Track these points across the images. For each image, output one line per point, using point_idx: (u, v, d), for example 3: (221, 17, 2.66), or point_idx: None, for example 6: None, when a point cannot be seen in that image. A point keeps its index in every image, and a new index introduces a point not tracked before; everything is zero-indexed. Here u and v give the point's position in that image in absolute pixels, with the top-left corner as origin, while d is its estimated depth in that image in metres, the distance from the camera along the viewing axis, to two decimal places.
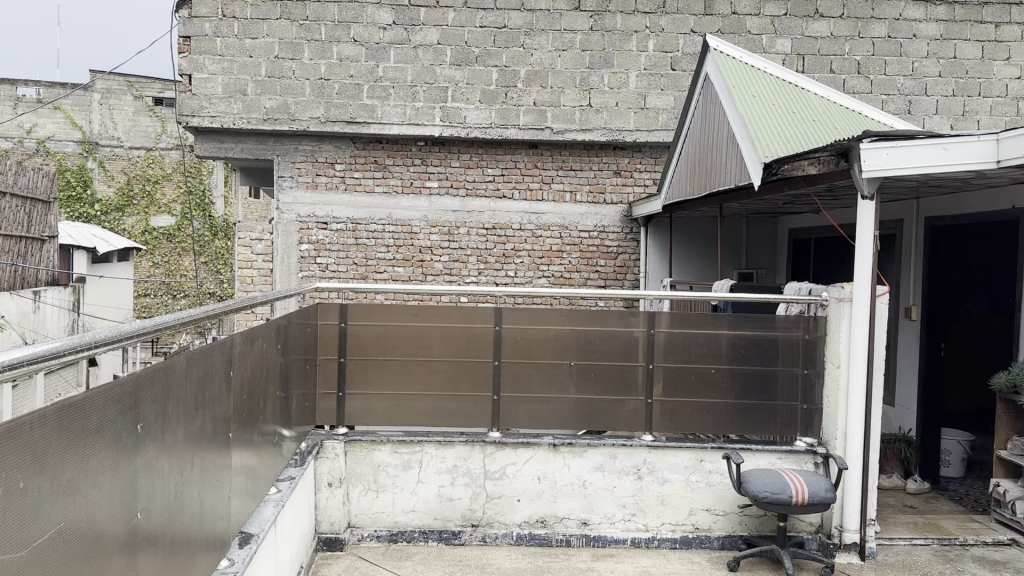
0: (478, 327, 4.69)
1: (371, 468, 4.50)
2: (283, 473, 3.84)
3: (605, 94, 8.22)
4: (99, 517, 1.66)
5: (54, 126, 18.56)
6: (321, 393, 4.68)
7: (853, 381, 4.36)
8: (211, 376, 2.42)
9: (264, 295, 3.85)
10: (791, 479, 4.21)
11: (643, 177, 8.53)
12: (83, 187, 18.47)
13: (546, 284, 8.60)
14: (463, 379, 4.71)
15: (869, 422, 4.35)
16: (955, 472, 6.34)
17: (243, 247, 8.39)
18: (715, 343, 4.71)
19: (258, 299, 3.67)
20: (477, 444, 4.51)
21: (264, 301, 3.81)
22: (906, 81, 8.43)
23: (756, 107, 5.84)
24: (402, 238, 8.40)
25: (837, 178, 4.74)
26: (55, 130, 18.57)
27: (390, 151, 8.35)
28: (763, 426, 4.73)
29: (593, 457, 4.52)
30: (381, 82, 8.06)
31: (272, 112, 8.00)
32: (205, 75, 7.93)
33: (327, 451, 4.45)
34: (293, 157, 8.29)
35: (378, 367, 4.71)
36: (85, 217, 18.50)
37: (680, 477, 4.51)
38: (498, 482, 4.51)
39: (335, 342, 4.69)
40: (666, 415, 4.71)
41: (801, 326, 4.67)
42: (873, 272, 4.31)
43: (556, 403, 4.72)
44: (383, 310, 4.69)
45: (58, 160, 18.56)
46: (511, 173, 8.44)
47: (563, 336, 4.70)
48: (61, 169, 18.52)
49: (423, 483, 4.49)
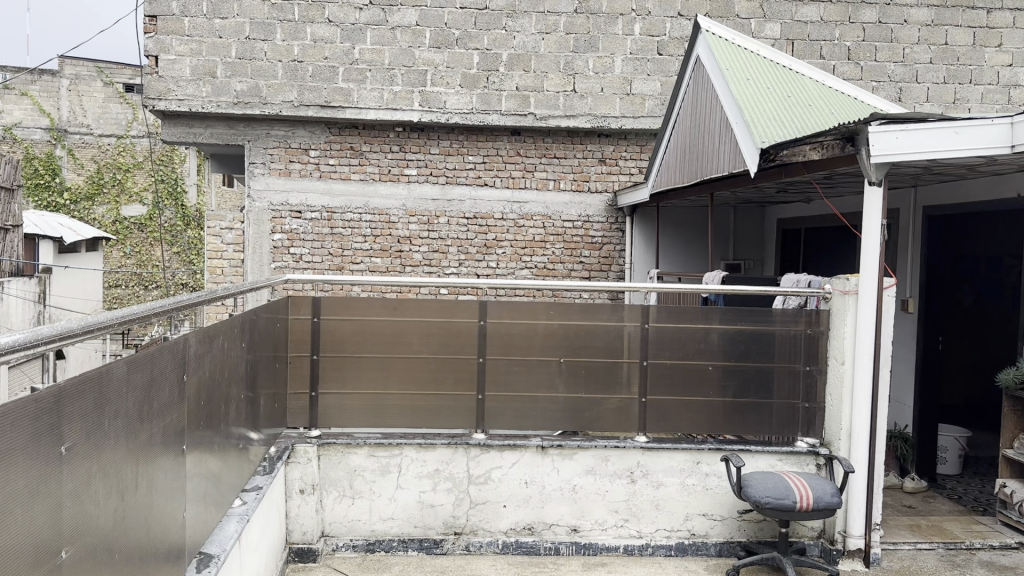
0: (460, 321, 4.40)
1: (346, 473, 4.19)
2: (250, 482, 3.52)
3: (590, 79, 7.94)
4: (13, 560, 1.35)
5: (20, 113, 18.04)
6: (291, 392, 4.36)
7: (858, 379, 4.13)
8: (159, 382, 2.10)
9: (226, 286, 3.51)
10: (794, 482, 3.97)
11: (629, 165, 8.26)
12: (51, 175, 17.92)
13: (529, 275, 8.32)
14: (445, 377, 4.41)
15: (875, 422, 4.13)
16: (952, 468, 6.16)
17: (213, 237, 8.06)
18: (710, 339, 4.44)
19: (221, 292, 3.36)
20: (460, 446, 4.22)
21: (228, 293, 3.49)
22: (898, 68, 8.20)
23: (751, 91, 5.57)
24: (379, 228, 8.08)
25: (840, 164, 4.48)
26: (21, 117, 18.07)
27: (367, 137, 8.01)
28: (761, 426, 4.48)
29: (583, 459, 4.25)
30: (357, 65, 7.72)
31: (244, 96, 7.65)
32: (172, 56, 7.56)
33: (298, 455, 4.12)
34: (265, 143, 7.92)
35: (353, 363, 4.40)
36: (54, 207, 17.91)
37: (675, 480, 4.26)
38: (482, 486, 4.23)
39: (308, 337, 4.37)
40: (660, 414, 4.44)
41: (802, 320, 4.42)
42: (880, 263, 4.08)
43: (543, 402, 4.43)
44: (358, 304, 4.37)
45: (25, 147, 18.04)
46: (492, 161, 8.13)
47: (552, 331, 4.42)
48: (27, 156, 17.99)
49: (403, 488, 4.20)
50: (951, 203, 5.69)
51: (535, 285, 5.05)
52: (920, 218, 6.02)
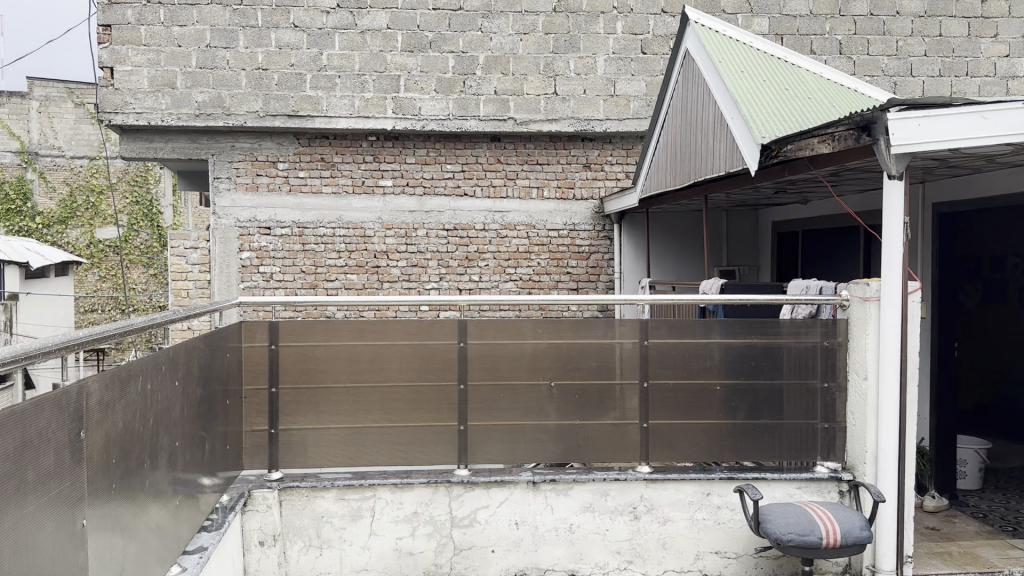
0: (438, 344, 3.89)
1: (313, 520, 3.69)
2: (191, 542, 2.96)
3: (571, 81, 7.53)
4: None
5: None
6: (247, 430, 3.81)
7: (885, 397, 3.70)
8: (34, 449, 1.64)
9: (155, 315, 3.02)
10: (818, 515, 3.52)
11: (615, 170, 7.84)
12: (22, 200, 17.33)
13: (514, 288, 7.84)
14: (419, 408, 3.89)
15: (904, 443, 3.70)
16: (973, 483, 5.77)
17: (177, 257, 7.55)
18: (716, 357, 3.99)
19: (136, 324, 2.81)
20: (442, 485, 3.74)
21: (146, 325, 2.94)
22: (891, 61, 7.83)
23: (747, 84, 5.16)
24: (355, 243, 7.59)
25: (853, 158, 4.03)
26: None
27: (339, 148, 7.55)
28: (777, 451, 4.02)
29: (579, 495, 3.79)
30: (325, 71, 7.27)
31: (206, 107, 7.17)
32: (128, 67, 7.08)
33: (256, 501, 3.62)
34: (230, 156, 7.43)
35: (316, 396, 3.84)
36: (26, 231, 17.27)
37: (683, 515, 3.81)
38: (467, 530, 3.75)
39: (264, 368, 3.82)
40: (663, 442, 3.97)
41: (818, 331, 3.99)
42: (903, 266, 3.66)
43: (533, 431, 3.94)
44: (322, 328, 3.83)
45: None
46: (472, 169, 7.67)
47: (541, 351, 3.94)
48: None
49: (377, 535, 3.71)
50: (963, 199, 5.30)
51: (530, 299, 4.43)
52: (928, 215, 5.65)
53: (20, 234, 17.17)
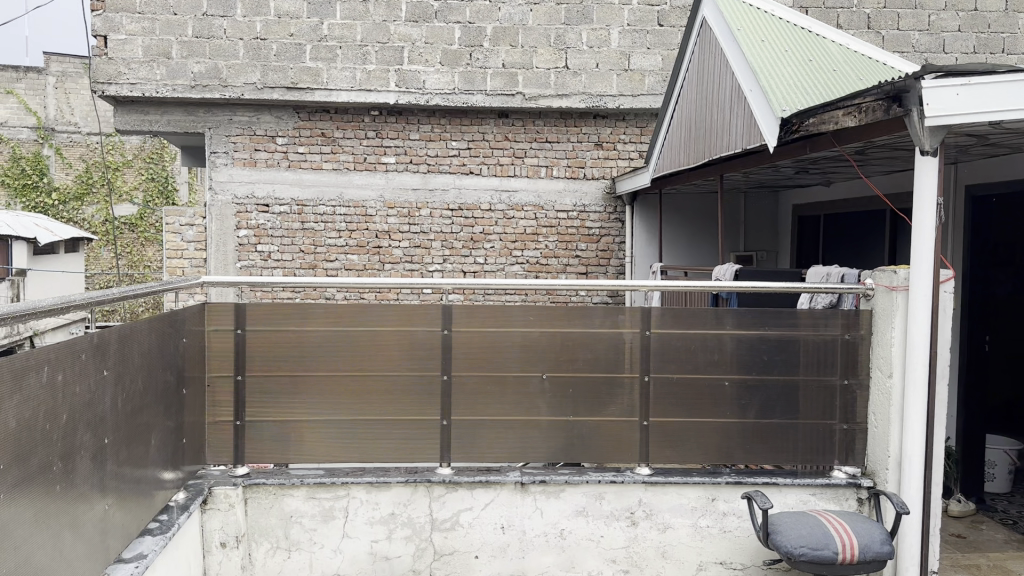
0: (422, 332, 3.58)
1: (281, 520, 3.40)
2: (129, 549, 2.62)
3: (584, 54, 7.15)
4: None
5: (6, 112, 17.50)
6: (212, 422, 3.52)
7: (910, 399, 3.35)
8: None
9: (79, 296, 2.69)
10: (833, 527, 3.18)
11: (628, 149, 7.46)
12: (39, 175, 17.15)
13: (520, 271, 7.49)
14: (399, 400, 3.58)
15: (930, 448, 3.35)
16: (1001, 487, 5.41)
17: (171, 234, 7.23)
18: (726, 349, 3.64)
19: (42, 307, 2.47)
20: (421, 484, 3.43)
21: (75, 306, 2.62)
22: (922, 37, 7.36)
23: (767, 54, 4.78)
24: (356, 222, 7.27)
25: (882, 132, 3.65)
26: (8, 116, 17.50)
27: (340, 122, 7.21)
28: (790, 454, 3.67)
29: (572, 498, 3.47)
30: (326, 42, 6.93)
31: (201, 78, 6.86)
32: (122, 36, 6.79)
33: (218, 500, 3.32)
34: (227, 130, 7.12)
35: (288, 387, 3.54)
36: (43, 208, 17.06)
37: (685, 522, 3.49)
38: (448, 534, 3.45)
39: (230, 355, 3.52)
40: (665, 442, 3.64)
41: (839, 323, 3.64)
42: (934, 251, 3.30)
43: (523, 427, 3.62)
44: (294, 311, 3.52)
45: (12, 147, 17.40)
46: (478, 146, 7.33)
47: (533, 341, 3.60)
48: (15, 157, 17.32)
49: (350, 538, 3.42)
50: (998, 181, 4.91)
51: (530, 284, 4.09)
52: (961, 199, 5.25)
53: (36, 210, 16.93)
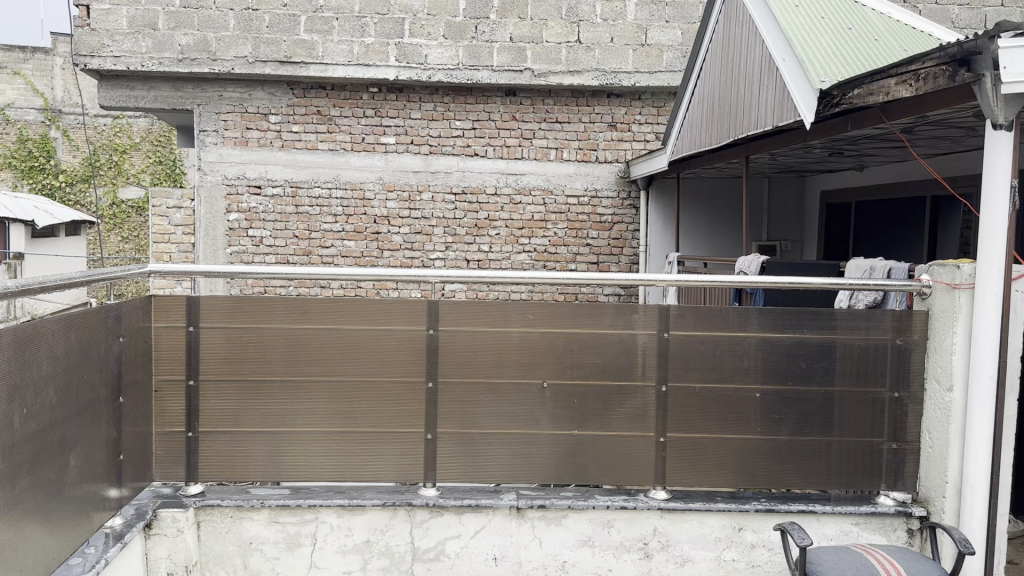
0: (404, 333, 3.10)
1: (239, 548, 2.97)
2: None
3: (598, 28, 6.63)
4: None
5: (14, 93, 17.18)
6: (160, 432, 3.07)
7: (975, 419, 2.86)
8: None
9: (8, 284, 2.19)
10: (881, 565, 2.68)
11: (643, 130, 6.93)
12: (46, 157, 16.75)
13: (527, 260, 7.00)
14: (377, 410, 3.11)
15: (997, 475, 2.87)
16: None
17: (157, 218, 6.68)
18: (756, 355, 3.15)
19: None
20: (400, 509, 2.98)
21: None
22: (962, 11, 6.78)
23: (801, 21, 4.25)
24: (352, 206, 6.79)
25: (940, 105, 3.12)
26: (16, 97, 17.16)
27: (337, 99, 6.73)
28: (829, 477, 3.19)
29: (576, 526, 3.02)
30: (321, 13, 6.43)
31: (189, 51, 6.37)
32: (106, 5, 6.32)
33: (164, 524, 2.86)
34: (217, 107, 6.63)
35: (250, 393, 3.08)
36: (50, 190, 16.64)
37: (706, 554, 3.04)
38: (432, 565, 3.00)
39: (180, 356, 3.06)
40: (685, 461, 3.16)
41: (889, 325, 3.14)
42: (1008, 245, 2.80)
43: (519, 443, 3.15)
44: (256, 307, 3.05)
45: (19, 128, 17.00)
46: (483, 126, 6.82)
47: (533, 344, 3.12)
48: (21, 137, 16.90)
49: (319, 568, 2.97)
50: None
51: (533, 278, 3.59)
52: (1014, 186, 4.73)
53: (44, 192, 16.53)
